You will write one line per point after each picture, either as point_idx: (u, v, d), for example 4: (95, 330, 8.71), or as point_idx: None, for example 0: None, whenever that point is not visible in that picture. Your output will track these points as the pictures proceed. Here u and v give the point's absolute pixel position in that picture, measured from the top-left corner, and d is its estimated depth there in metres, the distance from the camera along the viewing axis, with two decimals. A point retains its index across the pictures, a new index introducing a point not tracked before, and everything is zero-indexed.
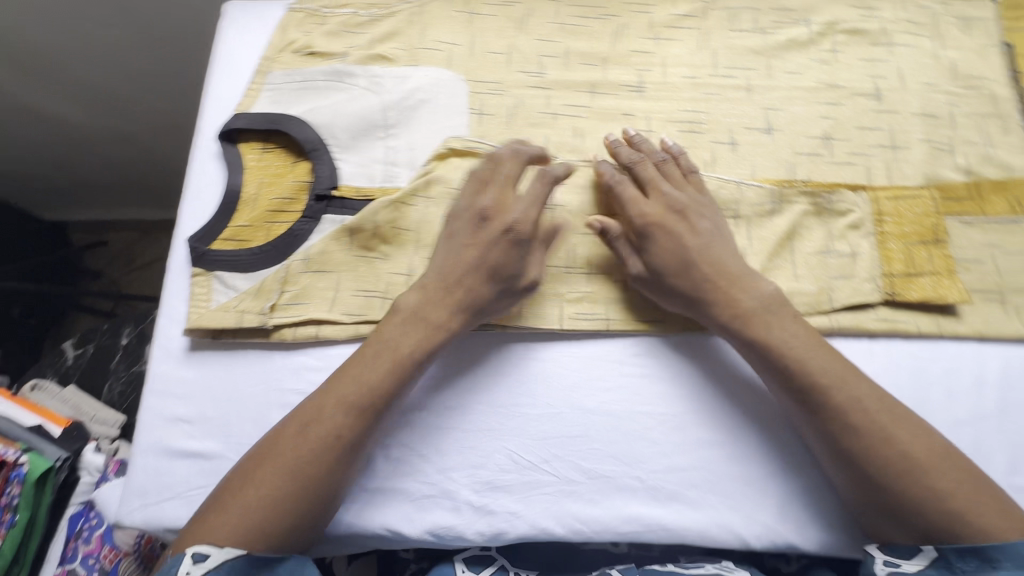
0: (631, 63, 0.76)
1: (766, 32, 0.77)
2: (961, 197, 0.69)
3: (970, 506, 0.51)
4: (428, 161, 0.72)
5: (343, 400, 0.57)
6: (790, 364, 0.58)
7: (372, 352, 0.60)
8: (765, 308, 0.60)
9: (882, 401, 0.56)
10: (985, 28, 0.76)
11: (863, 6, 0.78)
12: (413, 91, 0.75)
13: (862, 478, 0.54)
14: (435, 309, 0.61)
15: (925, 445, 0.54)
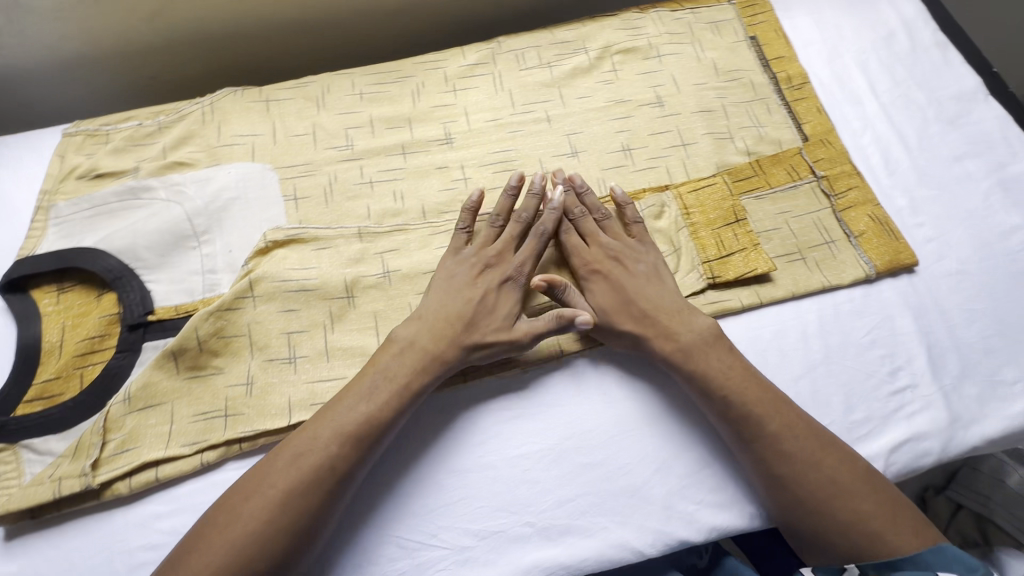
0: (435, 118, 0.78)
1: (551, 66, 0.82)
2: (749, 176, 0.77)
3: (886, 525, 0.57)
4: (248, 259, 0.68)
5: (339, 430, 0.57)
6: (729, 401, 0.61)
7: (369, 384, 0.60)
8: (704, 338, 0.63)
9: (808, 427, 0.60)
10: (733, 28, 0.87)
11: (629, 27, 0.86)
12: (220, 191, 0.72)
13: (794, 506, 0.58)
14: (400, 385, 0.60)
15: (847, 470, 0.58)
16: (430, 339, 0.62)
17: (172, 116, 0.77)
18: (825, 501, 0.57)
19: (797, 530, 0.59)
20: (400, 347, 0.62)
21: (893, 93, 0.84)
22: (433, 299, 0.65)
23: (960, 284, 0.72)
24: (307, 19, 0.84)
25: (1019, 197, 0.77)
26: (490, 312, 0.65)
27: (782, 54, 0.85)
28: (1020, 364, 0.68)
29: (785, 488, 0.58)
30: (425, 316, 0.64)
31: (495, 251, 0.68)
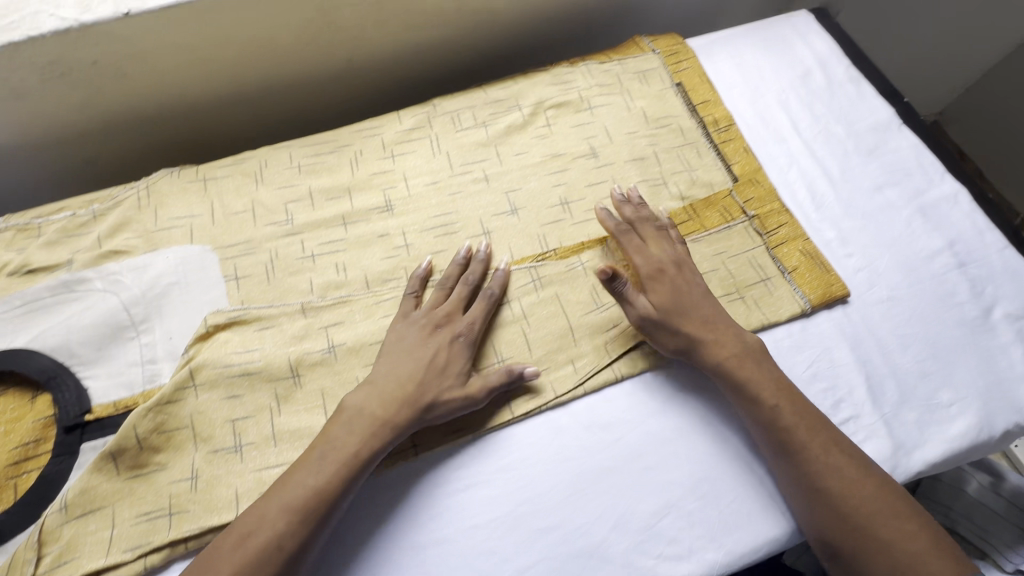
0: (375, 185, 0.79)
1: (487, 125, 0.84)
2: (684, 220, 0.79)
3: (925, 549, 0.56)
4: (188, 345, 0.67)
5: (286, 505, 0.56)
6: (776, 407, 0.63)
7: (318, 454, 0.59)
8: (746, 352, 0.66)
9: (841, 445, 0.62)
10: (659, 76, 0.90)
11: (559, 82, 0.89)
12: (158, 277, 0.72)
13: (835, 524, 0.59)
14: (348, 454, 0.59)
15: (882, 491, 0.59)
16: (379, 404, 0.62)
17: (107, 203, 0.76)
18: (858, 522, 0.58)
19: (837, 552, 0.60)
20: (349, 414, 0.62)
21: (813, 128, 0.88)
22: (385, 362, 0.65)
23: (892, 311, 0.75)
24: (241, 93, 0.85)
25: (938, 221, 0.81)
26: (446, 369, 0.65)
27: (707, 98, 0.89)
28: (953, 385, 0.71)
29: (823, 504, 0.60)
30: (377, 379, 0.64)
31: (444, 311, 0.68)
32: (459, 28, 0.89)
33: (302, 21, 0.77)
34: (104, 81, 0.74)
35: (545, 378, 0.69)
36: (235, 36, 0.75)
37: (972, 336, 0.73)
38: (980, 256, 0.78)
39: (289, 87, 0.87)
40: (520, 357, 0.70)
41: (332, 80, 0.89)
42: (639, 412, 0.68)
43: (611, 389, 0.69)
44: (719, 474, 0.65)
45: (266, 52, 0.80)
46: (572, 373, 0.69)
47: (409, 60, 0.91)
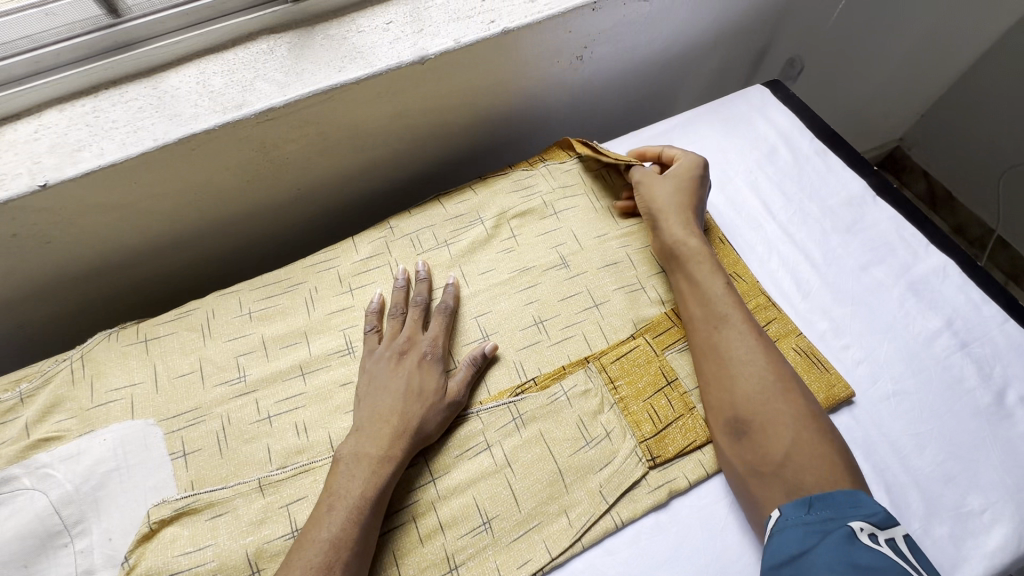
0: (334, 326, 0.74)
1: (449, 243, 0.80)
2: (667, 328, 0.74)
3: (819, 438, 0.61)
4: (130, 550, 0.59)
5: (310, 564, 0.53)
6: (706, 304, 0.70)
7: (326, 509, 0.57)
8: (699, 254, 0.74)
9: (764, 335, 0.68)
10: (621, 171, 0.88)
11: (520, 188, 0.85)
12: (94, 465, 0.63)
13: (748, 402, 0.63)
14: (356, 499, 0.57)
15: (787, 385, 0.64)
16: (370, 441, 0.61)
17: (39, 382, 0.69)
18: (770, 400, 0.63)
19: (740, 418, 0.63)
20: (348, 460, 0.60)
21: (787, 210, 0.85)
22: (366, 406, 0.64)
23: (901, 407, 0.69)
24: (184, 234, 0.79)
25: (931, 299, 0.77)
26: (427, 386, 0.65)
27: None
28: (981, 489, 0.65)
29: (745, 379, 0.64)
30: (362, 423, 0.63)
31: (405, 335, 0.69)
32: (411, 142, 0.85)
33: (242, 161, 0.73)
34: (28, 250, 0.69)
35: (538, 536, 0.61)
36: (170, 185, 0.71)
37: (989, 428, 0.68)
38: (981, 332, 0.74)
39: (236, 221, 0.82)
40: (508, 514, 0.62)
41: (283, 209, 0.84)
42: (647, 563, 0.61)
43: (612, 539, 0.62)
44: None
45: (207, 195, 0.75)
46: (567, 526, 0.62)
47: (362, 178, 0.87)
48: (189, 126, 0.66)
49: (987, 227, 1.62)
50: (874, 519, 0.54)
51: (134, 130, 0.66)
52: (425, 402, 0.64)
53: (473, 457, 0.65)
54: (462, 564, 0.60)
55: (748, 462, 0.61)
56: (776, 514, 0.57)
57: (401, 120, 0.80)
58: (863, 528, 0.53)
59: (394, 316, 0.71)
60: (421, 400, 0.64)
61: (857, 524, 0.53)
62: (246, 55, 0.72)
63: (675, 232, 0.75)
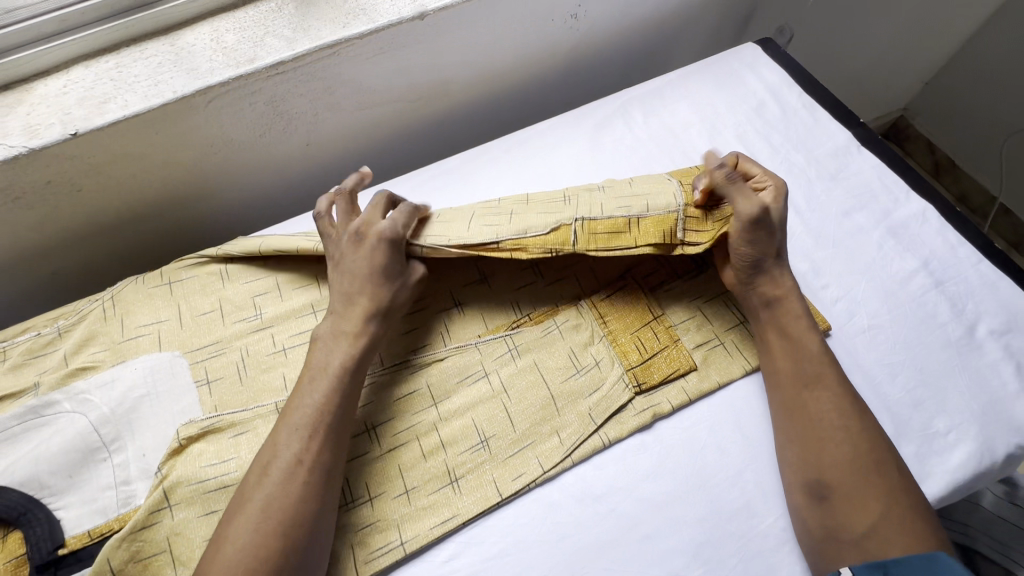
0: None
1: (449, 196, 0.85)
2: (655, 269, 0.79)
3: (909, 512, 0.58)
4: (161, 462, 0.65)
5: (296, 424, 0.58)
6: (797, 361, 0.66)
7: (308, 382, 0.61)
8: (795, 310, 0.68)
9: (861, 405, 0.64)
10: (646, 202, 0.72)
11: (517, 148, 0.90)
12: (127, 391, 0.70)
13: (836, 469, 0.60)
14: (337, 368, 0.62)
15: (881, 456, 0.61)
16: (343, 320, 0.65)
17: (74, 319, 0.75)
18: (861, 471, 0.60)
19: (823, 485, 0.60)
20: (327, 336, 0.64)
21: (774, 160, 0.88)
22: (334, 288, 0.67)
23: (875, 339, 0.73)
24: (202, 187, 0.84)
25: (910, 242, 0.80)
26: (387, 274, 0.66)
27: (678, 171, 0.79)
28: (947, 413, 0.69)
29: (835, 448, 0.61)
30: (334, 304, 0.66)
31: (360, 223, 0.68)
32: (413, 102, 0.90)
33: (255, 115, 0.78)
34: (60, 198, 0.74)
35: (531, 453, 0.67)
36: (190, 139, 0.76)
37: (959, 359, 0.72)
38: (956, 272, 0.78)
39: (249, 175, 0.87)
40: (504, 433, 0.68)
41: (294, 165, 0.89)
42: (632, 478, 0.66)
43: (600, 457, 0.67)
44: (721, 537, 0.63)
45: (224, 148, 0.80)
46: (559, 444, 0.67)
47: (368, 137, 0.91)
48: (206, 79, 0.71)
49: (990, 194, 1.61)
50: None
51: (155, 83, 0.71)
52: (388, 287, 0.66)
53: (471, 384, 0.70)
54: (461, 475, 0.65)
55: (826, 526, 0.59)
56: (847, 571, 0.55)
57: (403, 77, 0.84)
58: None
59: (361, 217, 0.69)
60: (381, 284, 0.66)
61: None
62: (256, 13, 0.77)
63: (778, 290, 0.69)
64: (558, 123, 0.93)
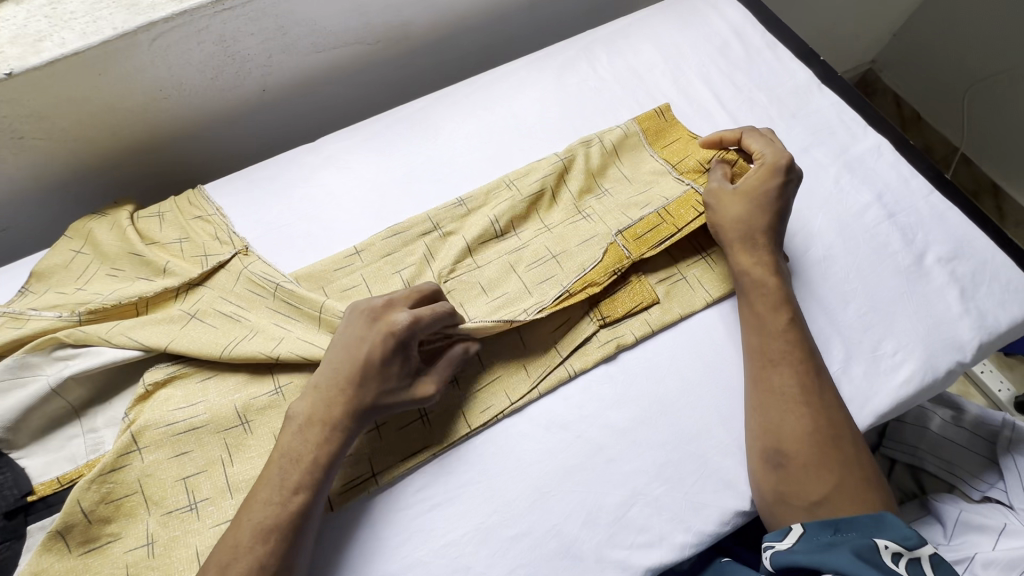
0: (306, 215, 0.78)
1: (412, 141, 0.84)
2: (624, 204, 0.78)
3: (862, 484, 0.61)
4: (128, 408, 0.65)
5: (260, 523, 0.53)
6: (765, 341, 0.68)
7: (277, 475, 0.56)
8: (768, 285, 0.70)
9: (824, 380, 0.66)
10: (659, 195, 0.77)
11: (479, 90, 0.89)
12: (84, 351, 0.65)
13: (796, 439, 0.63)
14: (308, 462, 0.56)
15: (840, 431, 0.63)
16: (323, 405, 0.59)
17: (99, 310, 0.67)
18: (818, 444, 0.62)
19: (782, 453, 0.63)
20: (301, 419, 0.58)
21: (736, 98, 0.89)
22: (324, 368, 0.61)
23: (830, 269, 0.76)
24: (155, 135, 0.81)
25: (865, 175, 0.83)
26: (382, 370, 0.60)
27: (689, 158, 0.80)
28: (895, 335, 0.73)
29: (797, 421, 0.63)
30: (317, 385, 0.60)
31: (381, 309, 0.62)
32: (369, 45, 0.87)
33: (205, 57, 0.75)
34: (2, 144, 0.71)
35: (499, 386, 0.68)
36: (137, 81, 0.73)
37: (908, 285, 0.75)
38: (908, 204, 0.81)
39: (204, 123, 0.84)
40: (471, 368, 0.69)
41: (249, 113, 0.86)
42: (596, 407, 0.68)
43: (566, 388, 0.69)
44: (682, 457, 0.66)
45: (174, 92, 0.77)
46: (526, 377, 0.68)
47: (323, 82, 0.89)
48: (148, 15, 0.68)
49: (952, 144, 1.60)
50: (905, 542, 0.57)
51: (93, 20, 0.67)
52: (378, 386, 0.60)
53: None
54: (431, 410, 0.67)
55: (778, 492, 0.63)
56: (798, 529, 0.61)
57: (361, 17, 0.82)
58: (888, 546, 0.57)
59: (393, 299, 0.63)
60: (372, 381, 0.60)
61: (883, 541, 0.58)
62: None
63: (751, 266, 0.71)
64: (523, 65, 0.92)
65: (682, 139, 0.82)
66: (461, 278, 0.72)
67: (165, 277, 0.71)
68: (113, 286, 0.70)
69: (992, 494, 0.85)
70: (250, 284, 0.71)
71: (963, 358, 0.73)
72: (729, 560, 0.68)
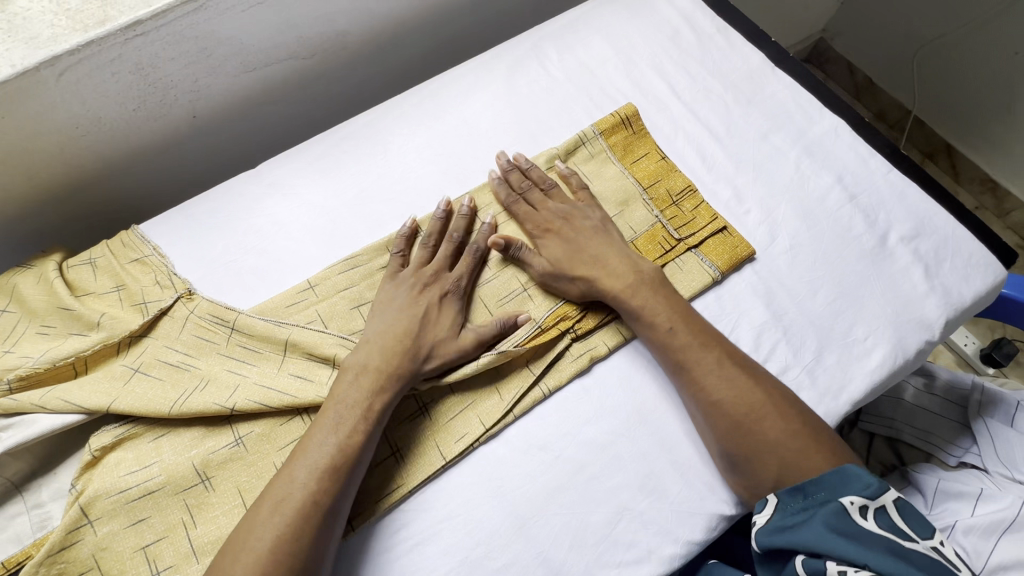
0: (252, 248, 0.74)
1: (359, 159, 0.79)
2: None
3: (801, 446, 0.60)
4: (75, 478, 0.60)
5: (315, 465, 0.56)
6: (660, 348, 0.66)
7: (333, 415, 0.59)
8: (639, 296, 0.68)
9: (729, 364, 0.64)
10: (627, 227, 0.77)
11: (426, 99, 0.84)
12: (16, 422, 0.60)
13: (727, 437, 0.62)
14: (364, 403, 0.60)
15: (757, 406, 0.62)
16: (382, 351, 0.63)
17: (30, 374, 0.62)
18: (744, 434, 0.61)
19: (726, 453, 0.62)
20: (354, 368, 0.62)
21: (691, 88, 0.86)
22: (377, 325, 0.66)
23: (797, 258, 0.75)
24: (78, 175, 0.75)
25: (824, 158, 0.82)
26: (448, 308, 0.68)
27: (658, 181, 0.79)
28: (865, 320, 0.73)
29: (721, 420, 0.62)
30: (372, 337, 0.64)
31: (431, 270, 0.69)
32: (304, 59, 0.82)
33: (123, 88, 0.69)
34: None
35: (472, 412, 0.66)
36: (48, 121, 0.67)
37: (874, 267, 0.75)
38: (868, 184, 0.80)
39: (131, 157, 0.78)
40: (442, 397, 0.66)
41: (181, 141, 0.80)
42: (574, 423, 0.66)
43: (542, 407, 0.67)
44: (663, 465, 0.65)
45: (93, 128, 0.71)
46: (499, 402, 0.66)
47: (258, 101, 0.83)
48: (49, 48, 0.62)
49: (905, 109, 1.62)
50: (867, 491, 0.56)
51: None
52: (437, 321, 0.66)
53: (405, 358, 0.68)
54: (403, 445, 0.64)
55: (744, 486, 0.62)
56: (772, 498, 0.60)
57: (290, 31, 0.76)
58: (854, 501, 0.56)
59: (444, 247, 0.72)
60: (435, 317, 0.67)
61: (849, 498, 0.56)
62: None
63: (613, 285, 0.68)
64: (471, 68, 0.88)
65: (651, 155, 0.81)
66: None
67: (99, 331, 0.66)
68: (44, 345, 0.65)
69: (967, 459, 0.87)
70: (197, 330, 0.67)
71: (932, 336, 0.73)
72: (718, 562, 0.68)
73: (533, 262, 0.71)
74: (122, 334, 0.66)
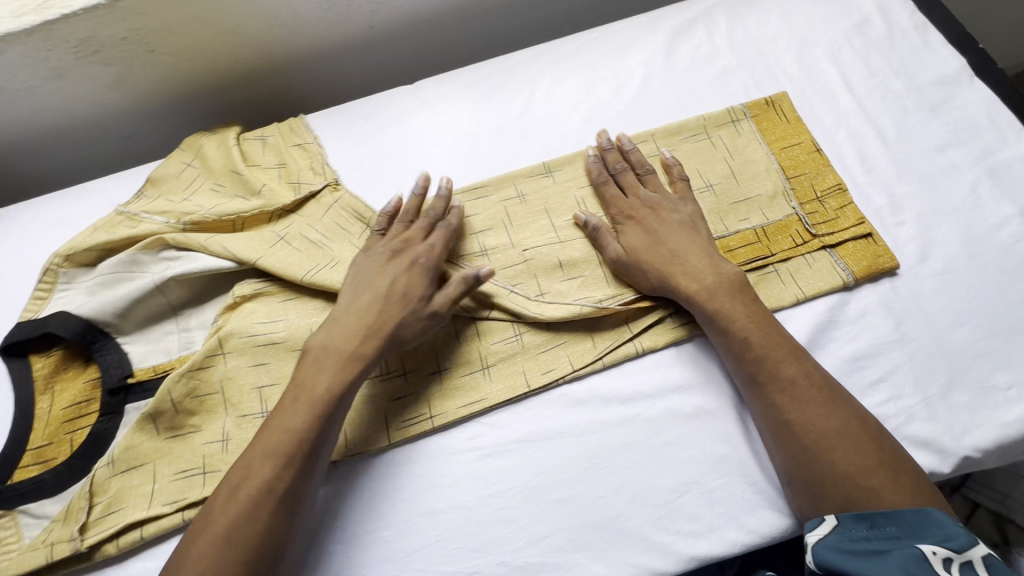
0: (396, 155, 0.79)
1: (508, 93, 0.82)
2: (726, 188, 0.74)
3: (881, 478, 0.56)
4: (218, 315, 0.70)
5: (268, 451, 0.56)
6: (744, 350, 0.62)
7: (290, 400, 0.59)
8: (728, 292, 0.65)
9: (815, 381, 0.60)
10: (760, 210, 0.73)
11: (583, 47, 0.85)
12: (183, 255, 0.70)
13: (790, 455, 0.59)
14: (324, 393, 0.59)
15: (836, 424, 0.58)
16: (341, 339, 0.62)
17: (200, 219, 0.72)
18: (811, 457, 0.58)
19: (792, 469, 0.59)
20: (314, 354, 0.62)
21: (867, 83, 0.80)
22: (350, 296, 0.65)
23: (947, 285, 0.68)
24: (265, 63, 0.85)
25: (1010, 186, 0.73)
26: (420, 282, 0.66)
27: (804, 173, 0.75)
28: (1014, 368, 0.65)
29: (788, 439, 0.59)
30: (337, 318, 0.64)
31: (403, 243, 0.68)
32: None
33: None
34: (137, 56, 0.76)
35: (563, 351, 0.68)
36: (258, 7, 0.75)
37: None
38: None
39: (310, 54, 0.86)
40: (539, 330, 0.69)
41: (354, 52, 0.88)
42: (660, 387, 0.66)
43: (631, 364, 0.67)
44: (743, 453, 0.63)
45: (289, 21, 0.79)
46: (591, 347, 0.67)
47: (427, 24, 0.88)
48: None
49: None
50: (952, 544, 0.51)
51: None
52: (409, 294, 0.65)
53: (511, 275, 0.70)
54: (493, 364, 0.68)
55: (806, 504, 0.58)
56: (830, 518, 0.56)
57: None
58: (935, 551, 0.51)
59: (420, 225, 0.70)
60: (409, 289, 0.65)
61: (928, 546, 0.51)
62: None
63: (687, 283, 0.65)
64: (633, 26, 0.87)
65: (805, 144, 0.76)
66: (539, 251, 0.72)
67: (259, 198, 0.75)
68: (214, 200, 0.75)
69: None
70: (337, 217, 0.74)
71: None
72: None
73: (609, 245, 0.70)
74: (277, 206, 0.74)
